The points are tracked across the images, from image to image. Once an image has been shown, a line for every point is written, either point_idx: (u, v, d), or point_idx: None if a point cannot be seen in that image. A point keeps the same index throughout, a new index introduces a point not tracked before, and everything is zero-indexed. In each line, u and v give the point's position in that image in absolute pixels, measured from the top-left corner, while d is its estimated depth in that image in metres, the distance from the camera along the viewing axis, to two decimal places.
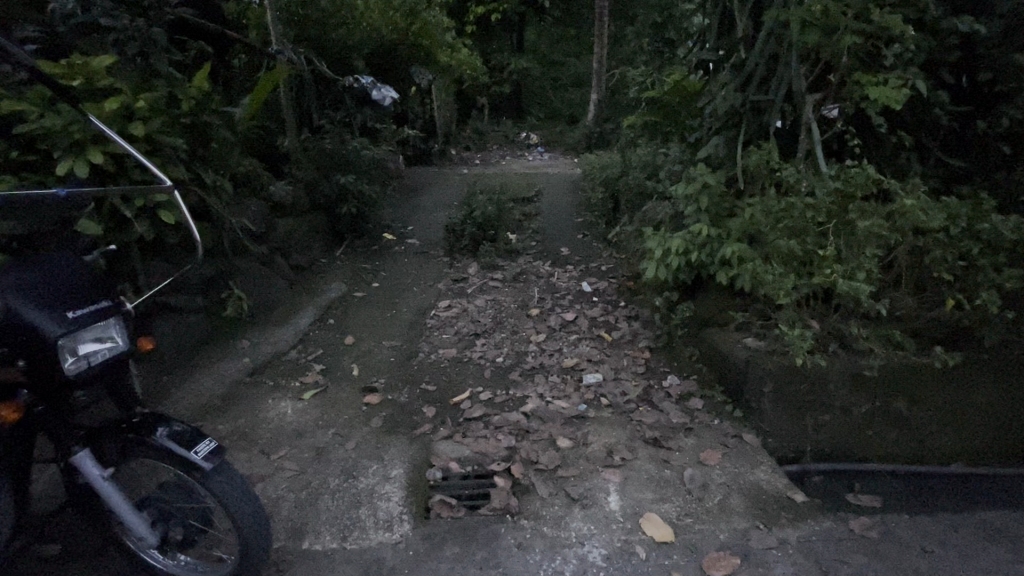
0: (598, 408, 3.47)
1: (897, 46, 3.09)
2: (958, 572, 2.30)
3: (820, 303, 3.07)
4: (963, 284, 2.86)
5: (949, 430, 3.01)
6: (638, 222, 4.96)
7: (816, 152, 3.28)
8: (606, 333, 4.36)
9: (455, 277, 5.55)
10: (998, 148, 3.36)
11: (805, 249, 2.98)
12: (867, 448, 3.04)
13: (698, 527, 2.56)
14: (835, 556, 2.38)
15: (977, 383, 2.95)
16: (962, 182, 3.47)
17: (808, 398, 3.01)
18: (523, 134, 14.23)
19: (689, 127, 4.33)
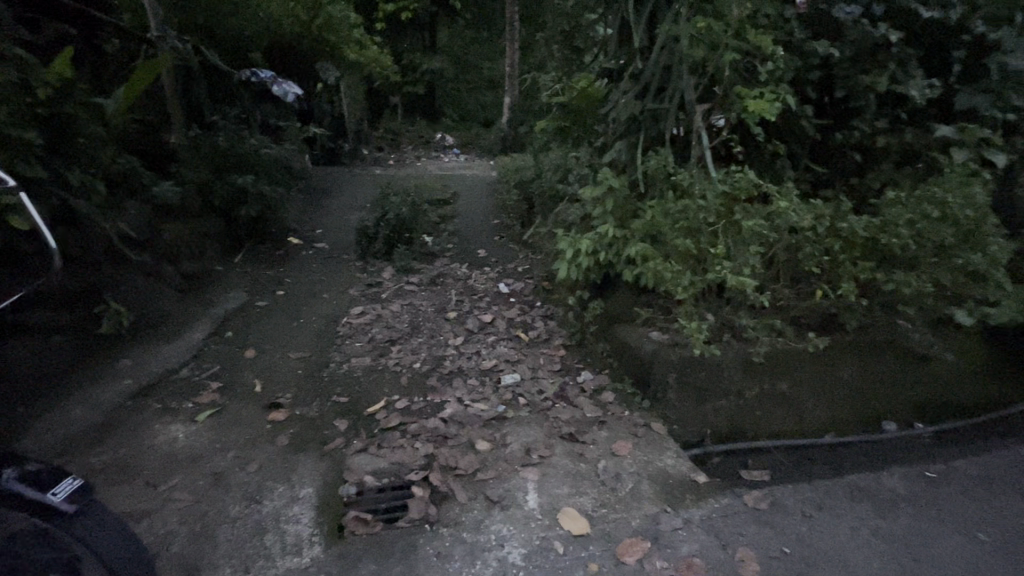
0: (516, 408, 3.51)
1: (770, 63, 3.42)
2: (832, 532, 2.57)
3: (714, 297, 3.33)
4: (829, 276, 3.24)
5: (824, 405, 3.38)
6: (551, 223, 5.09)
7: (706, 158, 3.56)
8: (523, 333, 4.43)
9: (369, 282, 5.35)
10: (852, 157, 3.86)
11: (699, 248, 3.22)
12: (758, 427, 3.34)
13: (612, 517, 2.66)
14: (732, 529, 2.58)
15: (844, 362, 3.34)
16: (827, 186, 3.94)
17: (706, 385, 3.26)
18: (438, 135, 14.07)
19: (596, 132, 4.51)
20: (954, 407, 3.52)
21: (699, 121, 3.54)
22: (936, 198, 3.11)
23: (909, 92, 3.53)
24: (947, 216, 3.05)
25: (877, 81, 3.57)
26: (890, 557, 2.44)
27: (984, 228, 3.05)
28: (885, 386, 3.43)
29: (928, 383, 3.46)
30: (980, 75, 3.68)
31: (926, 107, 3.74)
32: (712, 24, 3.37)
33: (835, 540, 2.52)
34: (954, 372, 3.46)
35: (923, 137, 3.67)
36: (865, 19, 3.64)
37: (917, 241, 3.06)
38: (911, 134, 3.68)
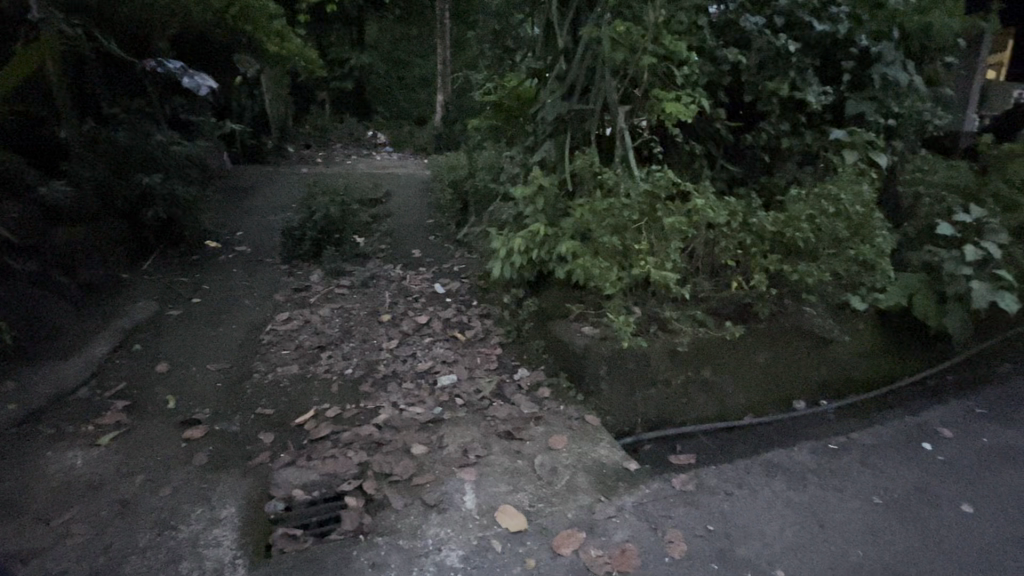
0: (453, 409, 3.48)
1: (685, 68, 3.61)
2: (751, 506, 2.73)
3: (641, 291, 3.47)
4: (743, 268, 3.47)
5: (743, 389, 3.62)
6: (486, 222, 5.09)
7: (630, 157, 3.70)
8: (459, 333, 4.40)
9: (296, 286, 5.09)
10: (761, 157, 4.15)
11: (625, 244, 3.34)
12: (684, 413, 3.52)
13: (549, 510, 2.70)
14: (662, 512, 2.68)
15: (758, 348, 3.59)
16: (740, 184, 4.22)
17: (636, 375, 3.39)
18: (369, 133, 13.64)
19: (526, 132, 4.56)
20: (853, 384, 3.88)
21: (622, 122, 3.67)
22: (831, 195, 3.41)
23: (807, 98, 3.85)
24: (841, 211, 3.36)
25: (780, 87, 3.86)
26: (800, 524, 2.62)
27: (872, 221, 3.38)
28: (794, 368, 3.72)
29: (831, 363, 3.80)
30: (866, 85, 4.08)
31: (823, 112, 4.10)
32: (631, 28, 3.51)
33: (753, 514, 2.68)
34: (852, 352, 3.82)
35: (820, 139, 4.02)
36: (768, 30, 3.93)
37: (817, 234, 3.35)
38: (811, 136, 4.01)
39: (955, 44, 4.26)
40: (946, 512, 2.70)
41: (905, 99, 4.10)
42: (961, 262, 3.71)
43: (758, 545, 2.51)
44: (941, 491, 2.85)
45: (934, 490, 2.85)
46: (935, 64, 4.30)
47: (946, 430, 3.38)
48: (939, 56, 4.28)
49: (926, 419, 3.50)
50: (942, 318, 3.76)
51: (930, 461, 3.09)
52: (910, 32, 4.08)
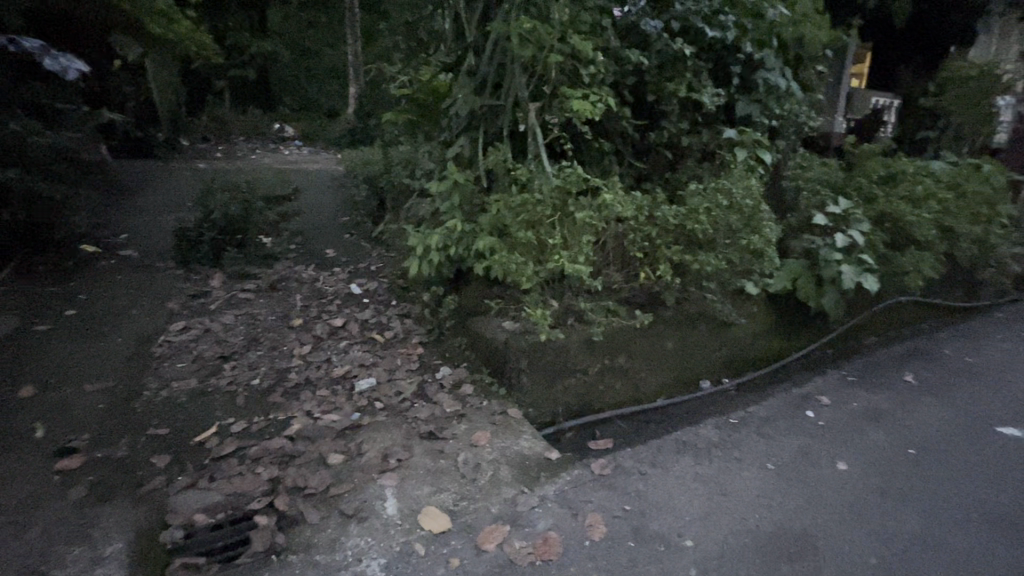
0: (372, 413, 3.37)
1: (590, 67, 3.73)
2: (662, 482, 2.90)
3: (556, 284, 3.56)
4: (650, 259, 3.66)
5: (654, 372, 3.84)
6: (402, 219, 4.96)
7: (542, 153, 3.76)
8: (378, 335, 4.26)
9: (194, 292, 4.67)
10: (664, 154, 4.41)
11: (539, 239, 3.40)
12: (602, 400, 3.67)
13: (472, 507, 2.69)
14: (582, 497, 2.77)
15: (666, 334, 3.82)
16: (646, 179, 4.44)
17: (555, 366, 3.48)
18: (275, 125, 12.79)
19: (440, 126, 4.50)
20: (749, 362, 4.26)
21: (534, 119, 3.72)
22: (725, 189, 3.69)
23: (702, 99, 4.12)
24: (733, 205, 3.64)
25: (678, 88, 4.10)
26: (706, 495, 2.80)
27: (760, 213, 3.70)
28: (700, 350, 4.00)
29: (730, 344, 4.13)
30: (752, 88, 4.45)
31: (716, 112, 4.42)
32: (538, 25, 3.55)
33: (664, 491, 2.83)
34: (747, 334, 4.18)
35: (715, 137, 4.33)
36: (666, 33, 4.15)
37: (714, 226, 3.61)
38: (707, 135, 4.31)
39: (824, 53, 4.75)
40: (826, 469, 3.01)
41: (784, 102, 4.52)
42: (832, 248, 4.22)
43: (669, 519, 2.65)
44: (821, 451, 3.17)
45: (817, 451, 3.17)
46: (808, 71, 4.78)
47: (825, 397, 3.79)
48: (811, 64, 4.76)
49: (809, 389, 3.92)
50: (819, 299, 4.22)
51: (813, 426, 3.44)
52: (787, 42, 4.50)
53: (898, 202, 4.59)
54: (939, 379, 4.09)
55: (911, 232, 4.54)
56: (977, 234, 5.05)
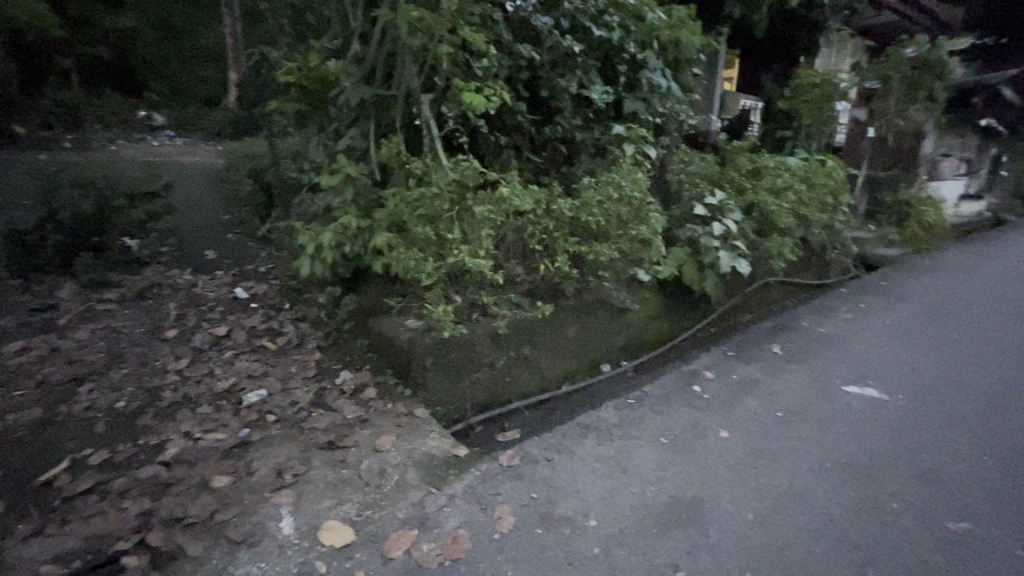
0: (264, 427, 3.11)
1: (483, 61, 3.72)
2: (567, 466, 2.98)
3: (457, 280, 3.52)
4: (549, 252, 3.74)
5: (559, 360, 3.95)
6: (293, 217, 4.63)
7: (437, 147, 3.68)
8: (269, 342, 3.95)
9: (37, 305, 3.99)
10: (559, 149, 4.54)
11: (438, 234, 3.33)
12: (509, 392, 3.70)
13: (378, 515, 2.58)
14: (491, 491, 2.77)
15: (568, 322, 3.95)
16: (544, 174, 4.54)
17: (461, 362, 3.45)
18: (140, 112, 11.34)
19: (330, 118, 4.25)
20: (644, 345, 4.55)
21: (428, 111, 3.64)
22: (615, 182, 3.88)
23: (592, 96, 4.29)
24: (623, 197, 3.84)
25: (569, 85, 4.24)
26: (607, 475, 2.91)
27: (647, 204, 3.94)
28: (600, 336, 4.19)
29: (627, 329, 4.38)
30: (637, 87, 4.72)
31: (606, 109, 4.63)
32: (427, 15, 3.46)
33: (570, 475, 2.91)
34: (642, 318, 4.46)
35: (605, 133, 4.53)
36: (556, 30, 4.25)
37: (607, 217, 3.78)
38: (598, 131, 4.50)
39: (698, 57, 5.17)
40: (712, 438, 3.27)
41: (666, 101, 4.85)
42: (711, 236, 4.64)
43: (574, 501, 2.71)
44: (706, 422, 3.45)
45: (703, 423, 3.45)
46: (685, 74, 5.18)
47: (709, 373, 4.15)
48: (688, 67, 5.16)
49: (696, 366, 4.27)
50: (702, 283, 4.61)
51: (699, 399, 3.76)
52: (666, 45, 4.83)
53: (763, 193, 5.15)
54: (800, 348, 4.65)
55: (774, 220, 5.12)
56: (825, 221, 5.84)
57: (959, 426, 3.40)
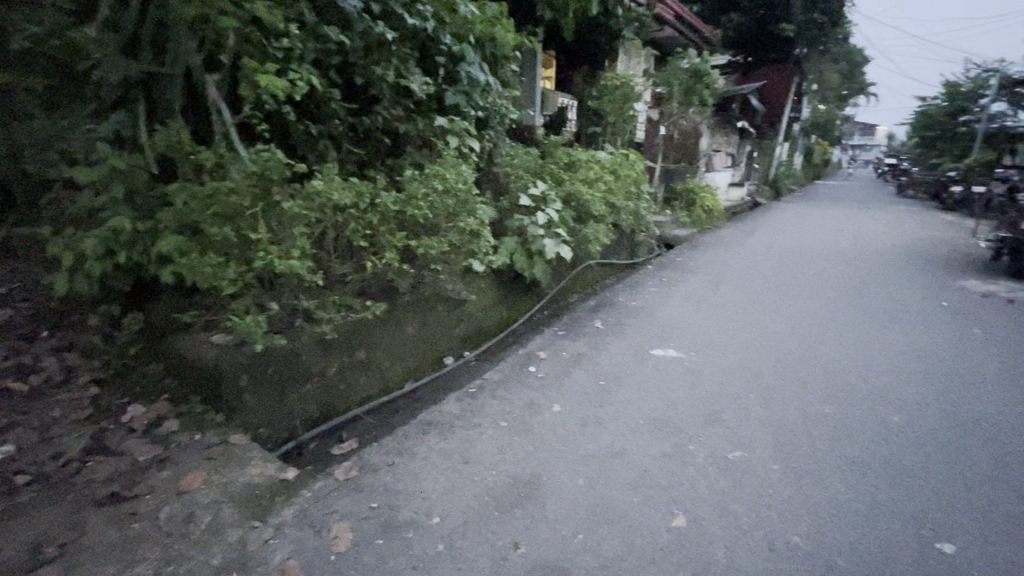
0: (10, 494, 2.41)
1: (284, 41, 3.35)
2: (409, 468, 2.92)
3: (265, 284, 3.20)
4: (376, 248, 3.53)
5: (398, 359, 3.83)
6: (44, 221, 3.70)
7: (232, 134, 3.25)
8: (19, 382, 3.11)
9: None
10: (381, 140, 4.34)
11: (241, 235, 2.94)
12: (345, 399, 3.46)
13: (185, 568, 2.16)
14: (326, 510, 2.57)
15: (405, 320, 3.83)
16: (368, 167, 4.32)
17: (283, 377, 3.11)
18: None
19: (86, 98, 3.45)
20: (484, 333, 4.68)
21: (215, 93, 3.23)
22: (439, 175, 3.81)
23: (411, 86, 4.15)
24: (448, 189, 3.79)
25: (387, 72, 4.03)
26: (449, 469, 2.91)
27: (473, 196, 3.95)
28: (439, 330, 4.17)
29: (466, 320, 4.43)
30: (457, 80, 4.71)
31: (428, 100, 4.53)
32: None
33: (413, 475, 2.85)
34: (480, 308, 4.55)
35: (429, 125, 4.45)
36: (366, 15, 3.97)
37: (434, 210, 3.70)
38: (421, 123, 4.39)
39: (514, 54, 5.35)
40: (546, 414, 3.50)
41: (486, 95, 4.95)
42: (537, 226, 4.91)
43: (416, 502, 2.64)
44: (541, 400, 3.68)
45: (538, 401, 3.66)
46: (503, 70, 5.37)
47: (542, 353, 4.46)
48: (505, 63, 5.32)
49: (531, 348, 4.55)
50: (532, 269, 4.87)
51: (535, 379, 3.99)
52: (483, 40, 4.92)
53: (578, 184, 5.64)
54: (618, 322, 5.25)
55: (589, 208, 5.64)
56: (631, 208, 6.63)
57: (735, 371, 4.14)
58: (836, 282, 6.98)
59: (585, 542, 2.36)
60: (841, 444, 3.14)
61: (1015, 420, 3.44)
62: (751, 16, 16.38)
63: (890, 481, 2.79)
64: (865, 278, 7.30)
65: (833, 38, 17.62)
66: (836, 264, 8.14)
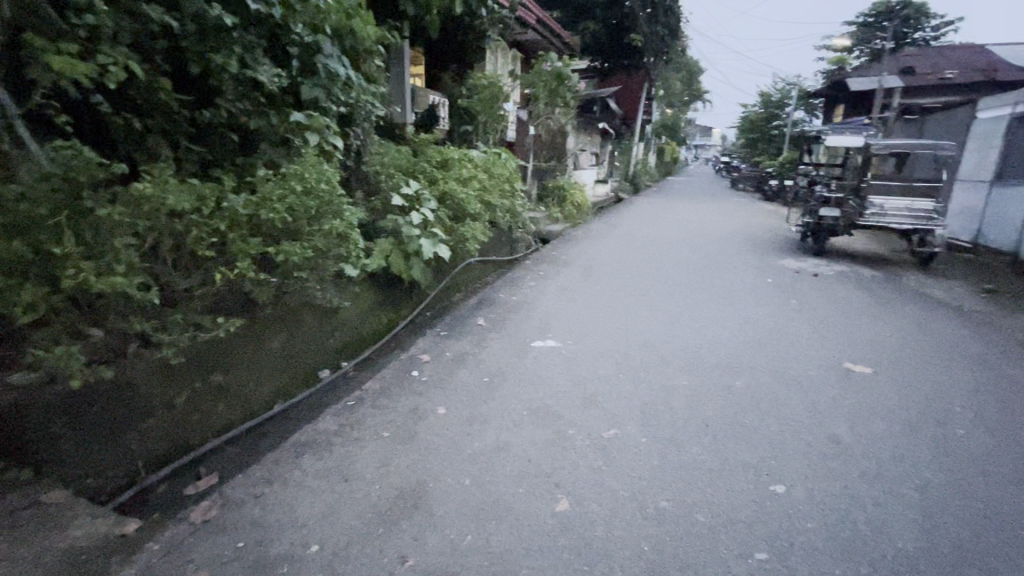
0: None
1: (88, 17, 2.77)
2: (280, 497, 2.67)
3: (74, 309, 2.47)
4: (226, 257, 3.07)
5: (264, 379, 3.48)
6: None
7: (19, 127, 2.64)
8: None
9: None
10: (228, 136, 3.86)
11: (37, 251, 2.34)
12: (200, 429, 3.05)
13: None
14: (180, 560, 2.26)
15: (269, 336, 3.50)
16: (214, 167, 3.84)
17: (113, 416, 2.60)
18: None
19: None
20: (362, 341, 4.46)
21: None
22: (298, 174, 3.47)
23: (259, 77, 3.68)
24: (309, 189, 3.48)
25: (227, 62, 3.47)
26: (327, 491, 2.71)
27: (338, 197, 3.68)
28: (310, 343, 3.88)
29: (340, 329, 4.17)
30: (314, 72, 4.33)
31: (281, 94, 4.16)
32: None
33: (286, 503, 2.62)
34: (355, 314, 4.32)
35: (284, 121, 4.08)
36: None
37: (293, 213, 3.35)
38: (275, 118, 4.00)
39: (377, 48, 5.09)
40: (431, 417, 3.43)
41: (349, 90, 4.65)
42: (411, 225, 4.78)
43: (290, 533, 2.42)
44: (426, 404, 3.60)
45: (423, 406, 3.58)
46: (367, 64, 5.09)
47: (424, 356, 4.40)
48: (368, 56, 5.05)
49: (413, 352, 4.47)
50: (410, 271, 4.75)
51: (418, 384, 3.91)
52: (342, 32, 4.60)
53: (453, 183, 5.60)
54: (499, 318, 5.36)
55: (464, 207, 5.63)
56: (507, 206, 6.75)
57: (607, 355, 4.46)
58: (687, 267, 7.85)
59: (474, 542, 2.35)
60: (697, 411, 3.52)
61: (823, 374, 4.15)
62: (605, 25, 17.64)
63: (736, 439, 3.20)
64: (710, 262, 8.33)
65: (674, 50, 19.74)
66: (688, 251, 9.17)
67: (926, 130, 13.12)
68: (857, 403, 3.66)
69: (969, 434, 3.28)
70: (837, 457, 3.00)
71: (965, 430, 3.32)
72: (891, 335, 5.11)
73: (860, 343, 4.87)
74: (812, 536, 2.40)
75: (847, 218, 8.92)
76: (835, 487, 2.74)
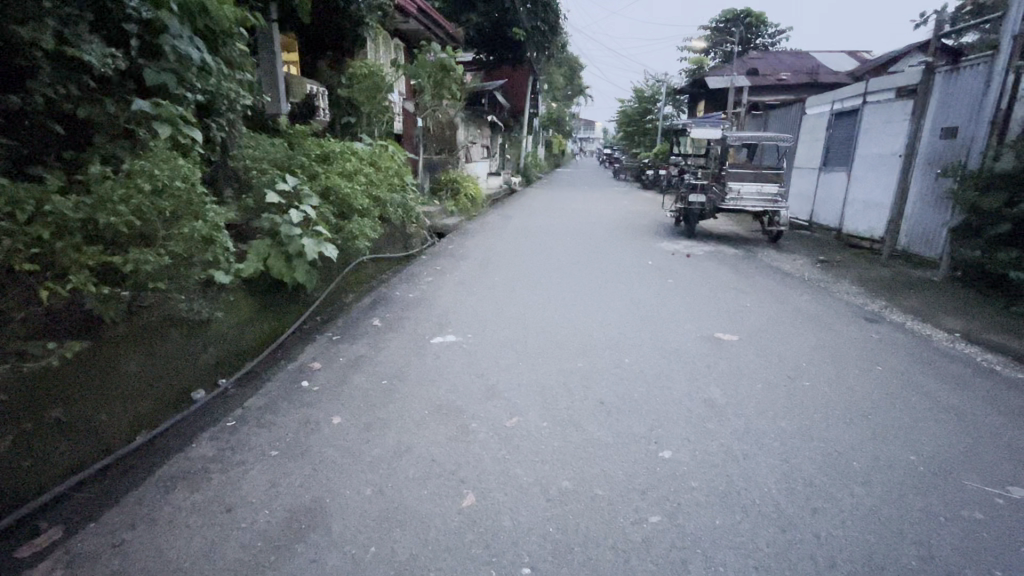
0: None
1: None
2: (147, 543, 2.32)
3: None
4: (52, 271, 2.55)
5: (121, 408, 2.98)
6: None
7: None
8: None
9: None
10: (49, 125, 3.22)
11: None
12: (37, 476, 2.53)
13: None
14: None
15: (122, 359, 2.99)
16: (32, 162, 3.18)
17: None
18: None
19: None
20: (241, 354, 4.03)
21: None
22: (145, 172, 3.02)
23: (85, 56, 3.09)
24: (161, 188, 3.04)
25: (40, 37, 2.83)
26: (206, 525, 2.41)
27: (197, 197, 3.27)
28: (175, 363, 3.38)
29: (213, 344, 3.71)
30: (160, 54, 3.76)
31: (116, 80, 3.56)
32: None
33: (155, 547, 2.29)
34: (230, 325, 3.89)
35: (123, 110, 3.51)
36: None
37: (143, 216, 2.90)
38: (112, 105, 3.42)
39: (237, 30, 4.57)
40: (325, 429, 3.20)
41: (204, 77, 4.11)
42: (290, 224, 4.39)
43: None
44: (319, 415, 3.37)
45: (315, 418, 3.34)
46: (228, 48, 4.53)
47: (315, 365, 4.11)
48: (228, 39, 4.51)
49: (302, 361, 4.18)
50: (293, 273, 4.32)
51: (309, 395, 3.65)
52: (192, 10, 4.01)
53: (335, 177, 5.25)
54: (395, 316, 5.19)
55: (349, 202, 5.29)
56: (398, 201, 6.47)
57: (507, 345, 4.50)
58: (577, 255, 8.19)
59: (378, 553, 2.25)
60: (592, 391, 3.70)
61: (699, 345, 4.58)
62: (486, 17, 17.69)
63: (628, 413, 3.40)
64: (599, 248, 8.79)
65: (554, 46, 20.43)
66: (578, 239, 9.58)
67: (769, 124, 15.04)
68: (727, 368, 4.10)
69: (813, 385, 3.83)
70: (714, 419, 3.33)
71: (810, 382, 3.88)
72: (752, 306, 5.79)
73: (727, 314, 5.47)
74: (696, 493, 2.64)
75: (711, 203, 9.89)
76: (713, 447, 3.04)
